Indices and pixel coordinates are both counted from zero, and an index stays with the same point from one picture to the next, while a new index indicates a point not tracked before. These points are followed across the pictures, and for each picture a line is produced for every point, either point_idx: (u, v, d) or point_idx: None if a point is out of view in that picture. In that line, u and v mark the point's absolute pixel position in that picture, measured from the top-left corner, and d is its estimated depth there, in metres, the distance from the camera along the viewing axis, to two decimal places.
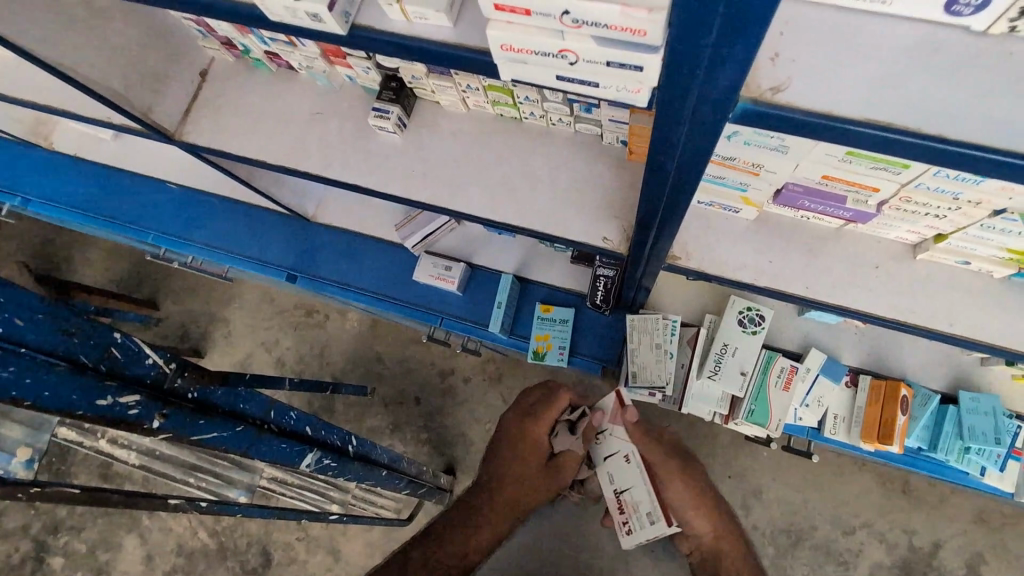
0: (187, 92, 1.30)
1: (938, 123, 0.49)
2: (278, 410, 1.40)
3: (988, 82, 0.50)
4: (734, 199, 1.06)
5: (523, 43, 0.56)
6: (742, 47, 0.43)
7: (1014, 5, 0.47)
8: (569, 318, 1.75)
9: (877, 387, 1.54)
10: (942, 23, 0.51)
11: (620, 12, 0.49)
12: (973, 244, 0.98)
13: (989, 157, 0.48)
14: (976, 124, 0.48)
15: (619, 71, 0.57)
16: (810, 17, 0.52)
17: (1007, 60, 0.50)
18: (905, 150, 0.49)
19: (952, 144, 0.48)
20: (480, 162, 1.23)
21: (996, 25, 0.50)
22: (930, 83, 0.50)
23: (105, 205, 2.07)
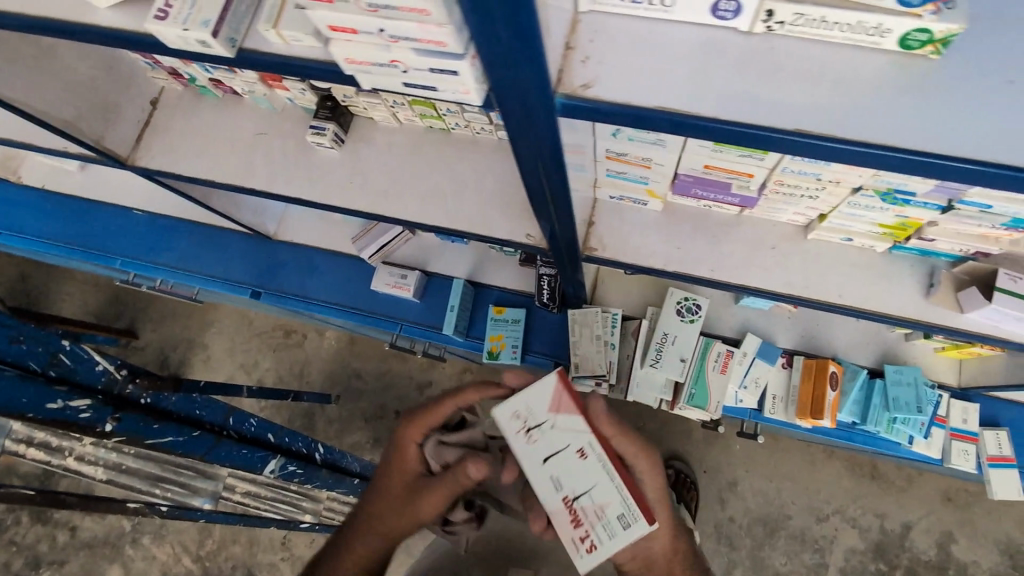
0: (137, 119, 1.39)
1: (714, 108, 0.57)
2: (237, 417, 1.47)
3: (756, 71, 0.58)
4: (640, 192, 1.17)
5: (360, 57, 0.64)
6: (531, 51, 0.52)
7: (760, 8, 0.55)
8: (520, 318, 1.83)
9: (808, 367, 1.63)
10: (712, 25, 0.59)
11: (420, 27, 0.57)
12: (851, 221, 1.08)
13: (755, 133, 0.56)
14: (743, 105, 0.57)
15: (442, 76, 0.64)
16: (610, 24, 0.61)
17: (772, 53, 0.58)
18: (690, 131, 0.58)
19: (725, 124, 0.57)
20: (413, 171, 1.33)
21: (755, 25, 0.58)
22: (706, 76, 0.58)
23: (71, 233, 2.14)
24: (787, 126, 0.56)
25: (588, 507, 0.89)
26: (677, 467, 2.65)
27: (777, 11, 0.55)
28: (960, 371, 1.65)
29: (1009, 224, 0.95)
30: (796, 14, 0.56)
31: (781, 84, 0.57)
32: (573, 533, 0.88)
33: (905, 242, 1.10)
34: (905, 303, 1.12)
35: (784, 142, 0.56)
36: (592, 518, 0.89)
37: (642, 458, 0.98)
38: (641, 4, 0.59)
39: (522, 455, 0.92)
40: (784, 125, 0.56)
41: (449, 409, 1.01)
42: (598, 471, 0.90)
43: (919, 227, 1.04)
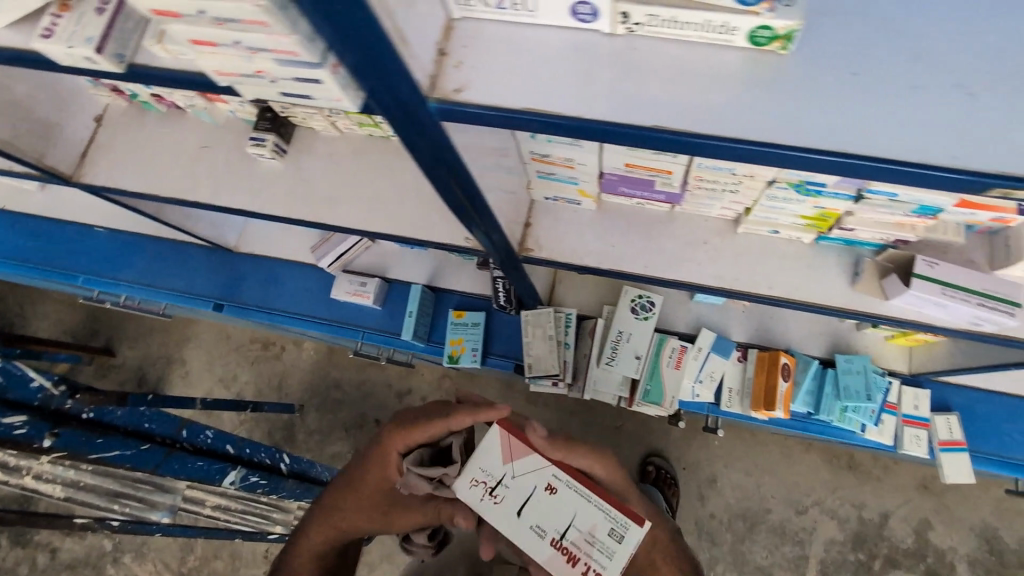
0: (80, 137, 1.40)
1: (578, 107, 0.61)
2: (191, 430, 1.47)
3: (618, 71, 0.61)
4: (573, 193, 1.18)
5: (224, 68, 0.56)
6: (389, 63, 0.55)
7: (614, 11, 0.58)
8: (480, 321, 1.83)
9: (761, 359, 1.65)
10: (578, 28, 0.62)
11: (268, 38, 0.49)
12: (774, 214, 1.11)
13: (615, 129, 0.60)
14: (605, 104, 0.60)
15: (311, 86, 0.57)
16: (483, 31, 0.64)
17: (635, 53, 0.62)
18: (559, 129, 0.62)
19: (587, 121, 0.60)
20: (355, 179, 1.35)
21: (616, 27, 0.61)
22: (573, 78, 0.62)
23: (31, 253, 2.13)
24: (644, 123, 0.60)
25: (574, 536, 0.83)
26: (656, 464, 2.61)
27: (631, 14, 0.58)
28: (910, 358, 1.67)
29: (918, 212, 0.97)
30: (649, 14, 0.58)
31: (640, 82, 0.61)
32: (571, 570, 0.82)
33: (828, 231, 1.12)
34: (833, 292, 1.14)
35: (642, 137, 0.60)
36: (585, 548, 0.83)
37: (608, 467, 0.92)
38: (507, 10, 0.61)
39: (494, 520, 0.86)
40: (641, 121, 0.60)
41: (434, 430, 0.92)
42: (571, 497, 0.85)
43: (838, 217, 1.07)
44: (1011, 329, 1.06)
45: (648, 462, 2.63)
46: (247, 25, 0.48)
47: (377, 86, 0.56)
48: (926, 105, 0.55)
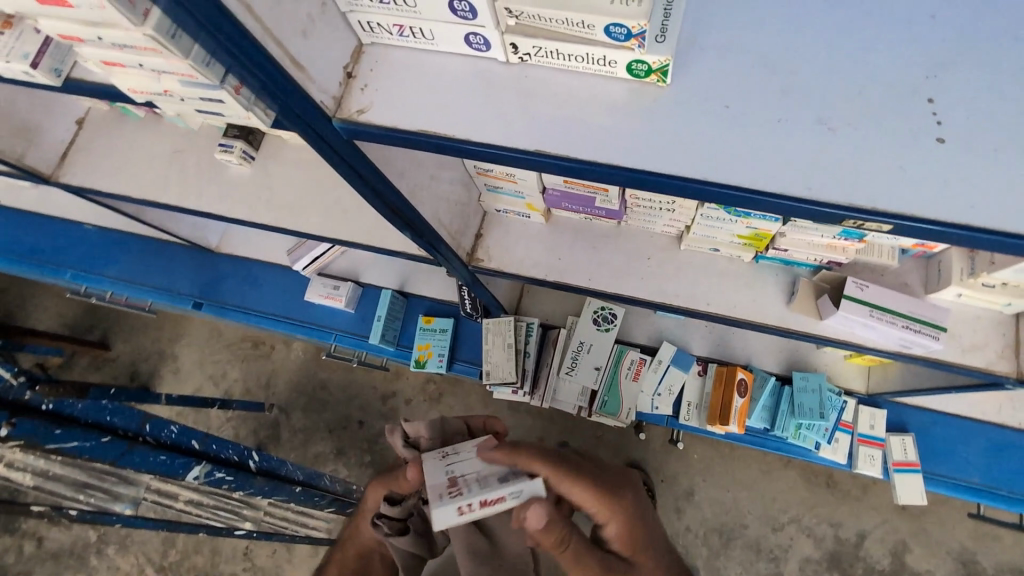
0: (61, 139, 1.45)
1: (469, 130, 0.65)
2: (154, 423, 1.52)
3: (509, 96, 0.66)
4: (521, 206, 1.22)
5: (139, 87, 0.63)
6: (282, 93, 0.59)
7: (504, 42, 0.63)
8: (448, 327, 1.87)
9: (720, 373, 1.67)
10: (475, 56, 0.67)
11: (166, 62, 0.55)
12: (712, 233, 1.14)
13: (501, 151, 0.64)
14: (495, 128, 0.65)
15: (215, 104, 0.62)
16: (390, 57, 0.68)
17: (526, 80, 0.66)
18: (452, 151, 0.66)
19: (476, 144, 0.64)
20: (319, 186, 1.39)
21: (510, 57, 0.65)
22: (468, 101, 0.66)
23: (23, 246, 2.21)
24: (529, 149, 0.64)
25: (470, 478, 0.80)
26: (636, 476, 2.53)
27: (519, 45, 0.63)
28: (867, 377, 1.68)
29: (844, 235, 0.99)
30: (536, 46, 0.63)
31: (529, 108, 0.65)
32: (445, 490, 0.78)
33: (765, 251, 1.14)
34: (769, 310, 1.18)
35: (525, 160, 0.64)
36: (467, 483, 0.79)
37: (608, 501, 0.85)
38: (409, 38, 0.66)
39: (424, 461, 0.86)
40: (525, 146, 0.64)
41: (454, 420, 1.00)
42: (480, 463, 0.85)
43: (772, 237, 1.09)
44: (933, 351, 1.09)
45: None
46: (143, 51, 0.53)
47: (278, 106, 0.60)
48: (793, 137, 0.61)
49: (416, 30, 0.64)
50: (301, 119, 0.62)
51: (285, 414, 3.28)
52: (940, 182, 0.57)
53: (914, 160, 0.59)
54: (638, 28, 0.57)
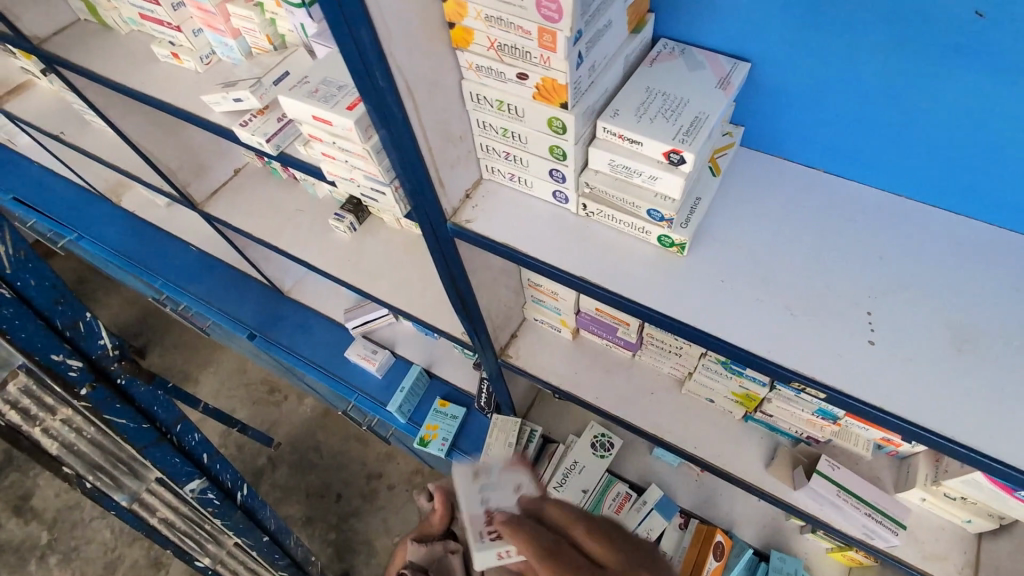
0: (219, 180, 1.86)
1: (538, 251, 0.91)
2: (184, 427, 1.69)
3: (571, 237, 0.93)
4: (556, 320, 1.45)
5: (333, 170, 0.93)
6: (425, 200, 0.87)
7: (578, 201, 0.91)
8: (458, 415, 2.02)
9: (699, 530, 1.71)
10: (556, 204, 0.95)
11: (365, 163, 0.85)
12: (710, 385, 1.33)
13: (557, 272, 0.90)
14: (556, 256, 0.91)
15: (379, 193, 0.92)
16: (495, 190, 0.98)
17: (585, 228, 0.93)
18: (520, 263, 0.91)
19: (540, 262, 0.90)
20: (399, 265, 1.70)
21: (580, 210, 0.93)
22: (542, 233, 0.93)
23: (134, 251, 2.62)
24: (577, 276, 0.89)
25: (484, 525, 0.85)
26: None
27: (587, 206, 0.91)
28: None
29: (821, 413, 1.16)
30: (601, 209, 0.91)
31: (582, 249, 0.92)
32: None
33: (755, 412, 1.30)
34: (747, 468, 1.31)
35: (572, 282, 0.89)
36: None
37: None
38: (515, 183, 0.96)
39: None
40: (573, 273, 0.89)
41: None
42: None
43: (760, 400, 1.26)
44: (892, 546, 1.18)
45: None
46: (355, 155, 0.84)
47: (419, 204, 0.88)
48: (765, 313, 0.84)
49: (521, 180, 0.94)
50: (428, 215, 0.90)
51: (272, 466, 3.33)
52: (869, 375, 0.78)
53: (853, 358, 0.79)
54: (669, 216, 0.84)
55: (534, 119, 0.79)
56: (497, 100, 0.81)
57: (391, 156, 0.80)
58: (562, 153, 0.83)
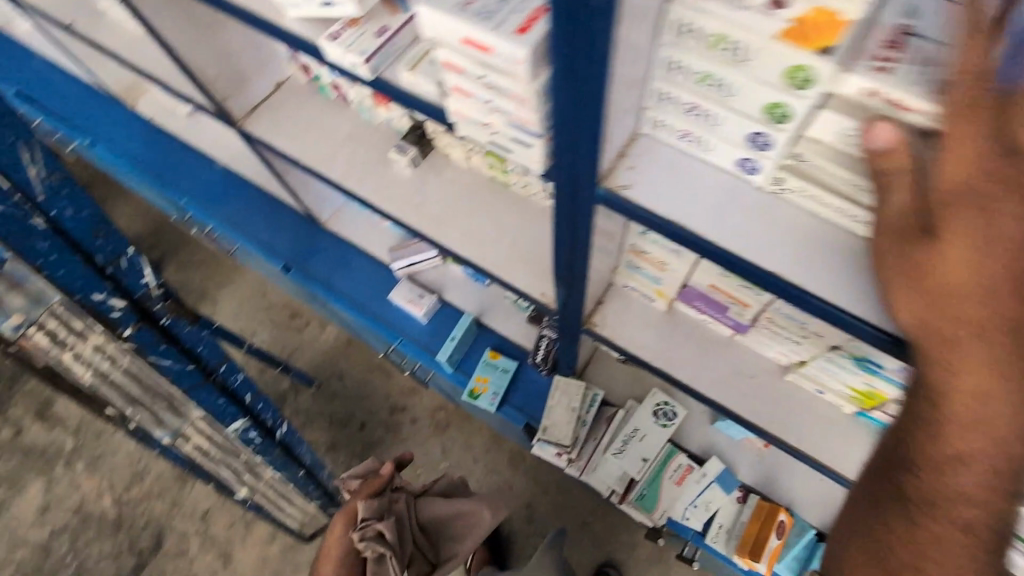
0: (258, 94, 1.61)
1: (717, 235, 0.74)
2: (228, 366, 1.57)
3: (755, 216, 0.76)
4: (651, 289, 1.29)
5: (465, 113, 0.71)
6: (587, 159, 0.68)
7: (772, 173, 0.74)
8: (510, 368, 1.92)
9: (761, 507, 1.66)
10: (737, 176, 0.77)
11: (517, 109, 0.65)
12: (826, 375, 1.19)
13: (740, 263, 0.73)
14: (740, 241, 0.74)
15: (522, 149, 0.73)
16: (655, 150, 0.78)
17: (771, 208, 0.77)
18: (692, 245, 0.75)
19: (720, 249, 0.73)
20: (466, 210, 1.50)
21: (768, 184, 0.76)
22: (719, 212, 0.75)
23: (153, 164, 2.40)
24: (766, 268, 0.73)
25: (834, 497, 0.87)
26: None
27: (783, 179, 0.75)
28: None
29: None
30: (800, 185, 0.73)
31: (772, 232, 0.75)
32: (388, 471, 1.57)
33: (869, 410, 1.19)
34: (850, 466, 1.22)
35: (760, 276, 0.73)
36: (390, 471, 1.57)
37: (906, 281, 0.63)
38: (685, 143, 0.76)
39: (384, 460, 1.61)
40: (763, 264, 0.73)
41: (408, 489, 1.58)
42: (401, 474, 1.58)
43: (884, 400, 1.14)
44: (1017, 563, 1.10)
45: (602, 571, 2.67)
46: (509, 98, 0.64)
47: (576, 163, 0.69)
48: None
49: (697, 140, 0.74)
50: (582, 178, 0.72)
51: (295, 392, 3.27)
52: None
53: None
54: None
55: (764, 66, 0.59)
56: (713, 36, 0.60)
57: (566, 103, 0.60)
58: (784, 115, 0.63)
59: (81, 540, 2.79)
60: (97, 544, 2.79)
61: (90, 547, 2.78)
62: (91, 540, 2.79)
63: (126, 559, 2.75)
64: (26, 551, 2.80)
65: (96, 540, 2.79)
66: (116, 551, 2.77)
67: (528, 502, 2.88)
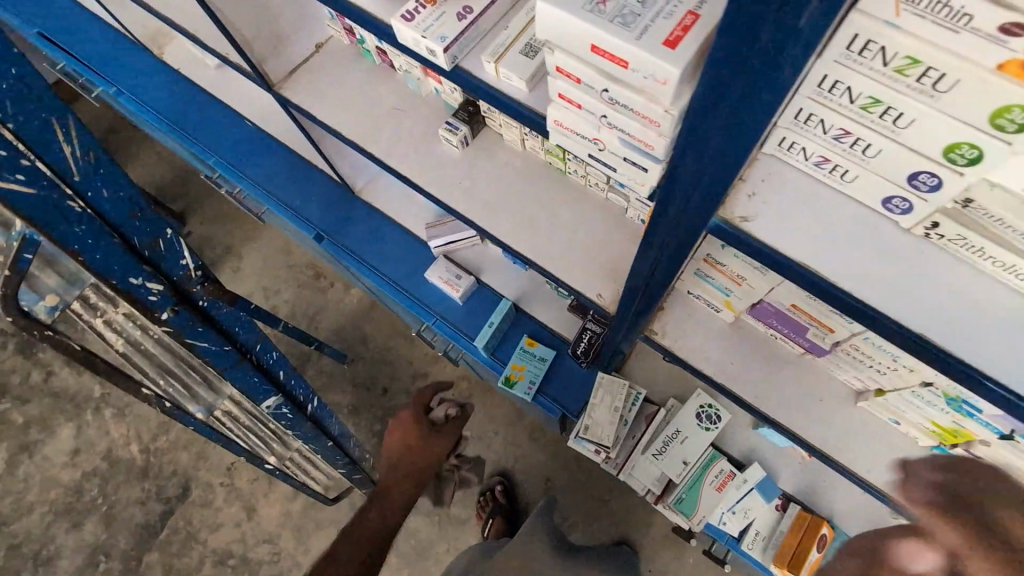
0: (299, 56, 1.47)
1: (849, 281, 0.63)
2: (264, 346, 1.50)
3: (895, 260, 0.64)
4: (719, 299, 1.19)
5: (569, 122, 0.65)
6: (716, 183, 0.58)
7: (927, 218, 0.61)
8: (548, 357, 1.86)
9: (802, 519, 1.63)
10: (880, 213, 0.65)
11: (641, 127, 0.58)
12: (906, 406, 1.10)
13: (872, 314, 0.63)
14: (874, 291, 0.63)
15: (633, 163, 0.68)
16: (779, 173, 0.66)
17: (914, 253, 0.65)
18: (823, 294, 0.65)
19: (850, 296, 0.63)
20: (518, 197, 1.39)
21: (916, 226, 0.63)
22: (853, 253, 0.64)
23: (181, 118, 2.29)
24: (906, 321, 0.62)
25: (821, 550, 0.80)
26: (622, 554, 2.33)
27: (936, 225, 0.61)
28: None
29: None
30: (960, 235, 0.61)
31: (912, 285, 0.64)
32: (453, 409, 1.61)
33: (950, 446, 1.11)
34: None
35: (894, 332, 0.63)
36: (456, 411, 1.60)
37: None
38: (820, 171, 0.64)
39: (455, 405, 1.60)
40: (902, 320, 0.62)
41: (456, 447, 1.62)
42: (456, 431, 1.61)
43: (968, 440, 1.05)
44: None
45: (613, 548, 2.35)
46: (636, 116, 0.57)
47: (704, 184, 0.60)
48: None
49: (837, 170, 0.62)
50: (704, 201, 0.63)
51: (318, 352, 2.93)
52: None
53: None
54: None
55: (969, 99, 0.47)
56: (907, 57, 0.47)
57: (710, 142, 0.54)
58: (973, 157, 0.51)
59: (110, 485, 2.69)
60: (124, 490, 2.68)
61: (118, 491, 2.68)
62: (120, 485, 2.68)
63: (154, 504, 2.65)
64: (58, 491, 2.69)
65: (124, 486, 2.68)
66: (144, 498, 2.66)
67: (545, 476, 2.50)
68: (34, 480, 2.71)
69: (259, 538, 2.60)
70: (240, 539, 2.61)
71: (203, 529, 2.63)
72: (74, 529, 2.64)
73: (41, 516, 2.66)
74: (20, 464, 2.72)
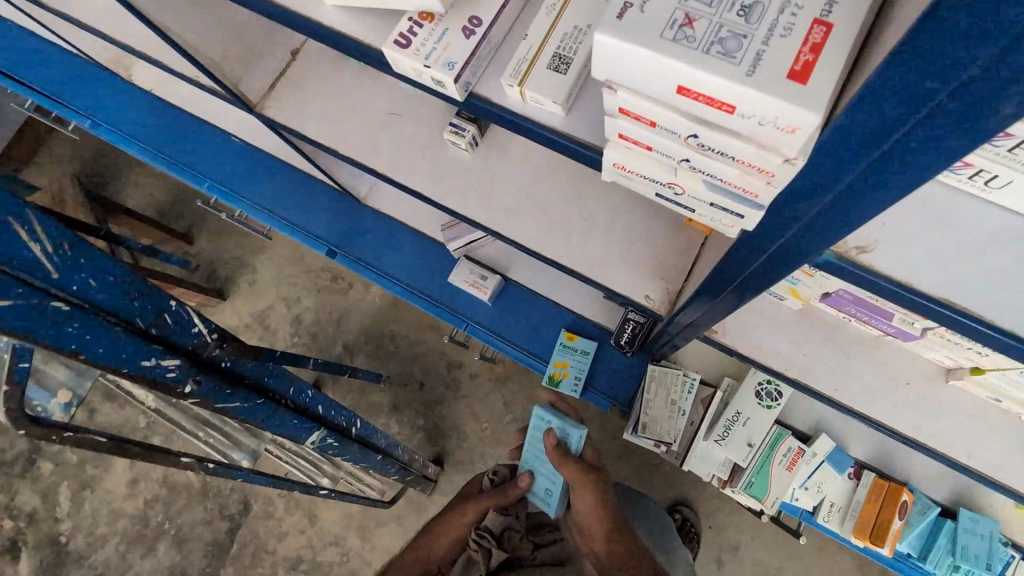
0: (276, 66, 1.30)
1: (992, 308, 0.55)
2: (297, 388, 1.40)
3: None
4: (783, 288, 1.08)
5: (636, 168, 0.62)
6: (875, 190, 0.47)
7: None
8: (590, 350, 1.76)
9: (879, 487, 1.54)
10: None
11: (739, 176, 0.54)
12: (1010, 385, 0.97)
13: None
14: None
15: (721, 212, 0.64)
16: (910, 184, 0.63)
17: None
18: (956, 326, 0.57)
19: (999, 331, 0.54)
20: (543, 193, 1.25)
21: None
22: (1004, 271, 0.57)
23: (167, 144, 2.16)
24: None
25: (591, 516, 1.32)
26: (682, 514, 2.25)
27: None
28: None
29: None
30: None
31: None
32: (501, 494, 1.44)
33: None
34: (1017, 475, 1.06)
35: None
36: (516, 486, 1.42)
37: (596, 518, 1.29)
38: (959, 177, 0.62)
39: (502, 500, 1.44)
40: None
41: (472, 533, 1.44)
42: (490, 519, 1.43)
43: None
44: None
45: (673, 510, 2.28)
46: (737, 162, 0.52)
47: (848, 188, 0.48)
48: None
49: (980, 177, 0.60)
50: (841, 207, 0.50)
51: (349, 354, 2.77)
52: None
53: None
54: None
55: None
56: None
57: (849, 167, 0.46)
58: None
59: (173, 508, 2.65)
60: (187, 513, 2.64)
61: (182, 515, 2.64)
62: (182, 509, 2.64)
63: (218, 524, 2.62)
64: (125, 521, 2.66)
65: (186, 509, 2.64)
66: (208, 519, 2.63)
67: None
68: (101, 514, 2.67)
69: (326, 542, 2.57)
70: (308, 545, 2.58)
71: (270, 540, 2.60)
72: (148, 554, 2.62)
73: (116, 546, 2.64)
74: (83, 501, 2.68)
